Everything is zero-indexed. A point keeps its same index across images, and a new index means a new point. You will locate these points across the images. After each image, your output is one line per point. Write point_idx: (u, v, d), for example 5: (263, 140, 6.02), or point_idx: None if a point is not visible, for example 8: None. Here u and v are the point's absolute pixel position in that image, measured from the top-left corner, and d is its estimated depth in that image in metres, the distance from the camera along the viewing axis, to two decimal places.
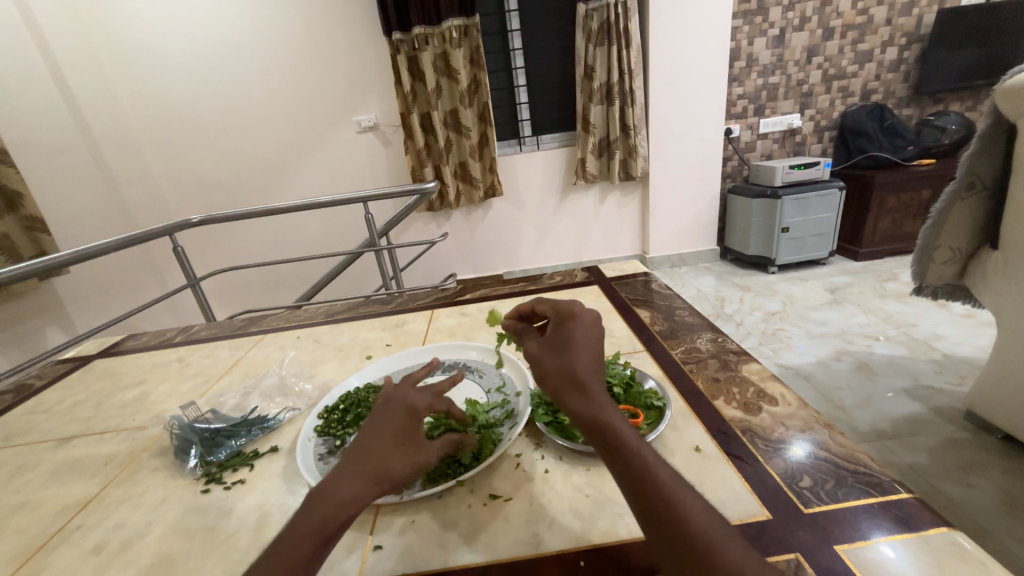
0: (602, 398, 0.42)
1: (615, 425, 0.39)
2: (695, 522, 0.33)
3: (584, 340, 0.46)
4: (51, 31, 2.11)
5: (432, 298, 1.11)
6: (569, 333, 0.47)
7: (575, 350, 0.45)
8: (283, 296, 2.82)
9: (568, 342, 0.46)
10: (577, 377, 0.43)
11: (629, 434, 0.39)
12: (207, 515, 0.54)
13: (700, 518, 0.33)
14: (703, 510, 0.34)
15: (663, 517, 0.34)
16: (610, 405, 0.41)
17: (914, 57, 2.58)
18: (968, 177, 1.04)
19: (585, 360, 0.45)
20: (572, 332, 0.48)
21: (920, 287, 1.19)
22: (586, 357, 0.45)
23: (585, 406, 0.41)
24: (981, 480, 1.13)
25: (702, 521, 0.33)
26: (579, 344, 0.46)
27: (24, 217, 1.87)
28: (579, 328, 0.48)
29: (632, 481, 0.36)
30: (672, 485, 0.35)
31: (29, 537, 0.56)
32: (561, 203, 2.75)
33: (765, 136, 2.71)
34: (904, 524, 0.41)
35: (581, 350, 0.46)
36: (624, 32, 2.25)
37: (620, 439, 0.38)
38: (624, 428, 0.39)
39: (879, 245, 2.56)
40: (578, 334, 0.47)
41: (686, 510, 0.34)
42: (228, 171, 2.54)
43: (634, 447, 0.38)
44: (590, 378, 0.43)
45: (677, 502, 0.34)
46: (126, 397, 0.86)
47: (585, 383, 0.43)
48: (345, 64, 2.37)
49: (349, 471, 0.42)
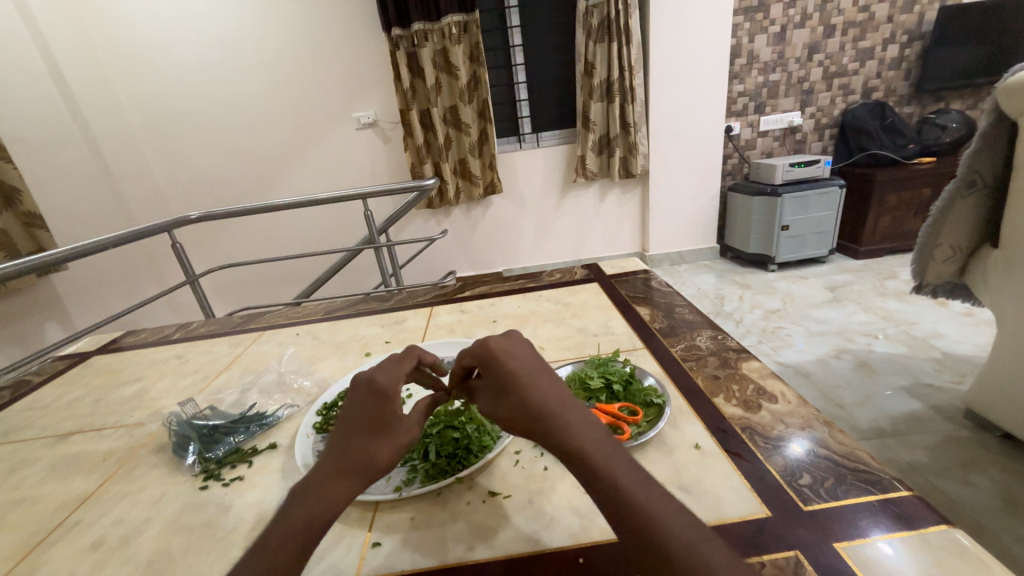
0: (566, 418, 0.42)
1: (583, 445, 0.40)
2: (671, 536, 0.34)
3: (532, 369, 0.45)
4: (48, 24, 2.10)
5: (432, 295, 1.10)
6: (513, 363, 0.46)
7: (530, 377, 0.45)
8: (283, 293, 2.82)
9: (519, 372, 0.45)
10: (539, 404, 0.43)
11: (600, 452, 0.39)
12: (206, 511, 0.54)
13: (674, 529, 0.35)
14: (676, 516, 0.36)
15: (640, 534, 0.35)
16: (577, 424, 0.41)
17: (915, 54, 2.57)
18: (969, 176, 1.04)
19: (541, 385, 0.44)
20: (521, 360, 0.46)
21: (920, 285, 1.19)
22: (542, 384, 0.44)
23: (551, 432, 0.41)
24: (980, 478, 1.13)
25: (674, 529, 0.35)
26: (529, 371, 0.45)
27: (22, 213, 1.86)
28: (524, 357, 0.46)
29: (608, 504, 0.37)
30: (644, 495, 0.37)
31: (27, 533, 0.56)
32: (561, 200, 2.74)
33: (765, 133, 2.70)
34: (904, 522, 0.41)
35: (535, 376, 0.45)
36: (624, 28, 2.24)
37: (590, 459, 0.39)
38: (593, 447, 0.40)
39: (879, 243, 2.56)
40: (523, 361, 0.46)
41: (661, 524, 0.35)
42: (226, 167, 2.54)
43: (606, 467, 0.38)
44: (550, 395, 0.44)
45: (653, 518, 0.35)
46: (125, 393, 0.86)
47: (545, 402, 0.43)
48: (344, 60, 2.36)
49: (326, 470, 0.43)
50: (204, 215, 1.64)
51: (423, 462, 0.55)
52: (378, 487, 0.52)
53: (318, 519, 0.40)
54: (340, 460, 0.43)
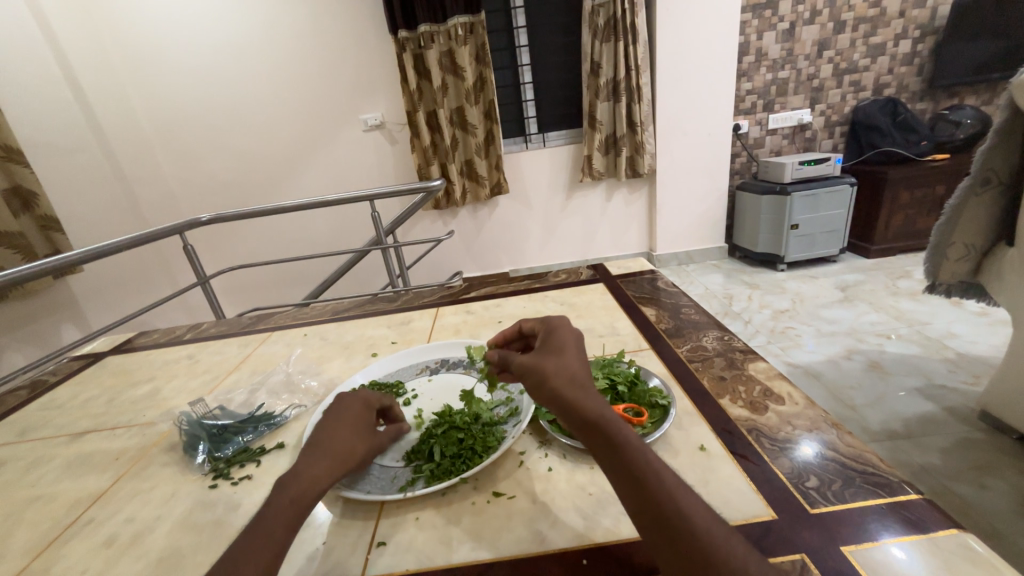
0: (597, 396, 0.43)
1: (615, 423, 0.40)
2: (697, 519, 0.34)
3: (574, 352, 0.48)
4: (62, 32, 2.15)
5: (438, 296, 1.11)
6: (562, 341, 0.49)
7: (568, 353, 0.47)
8: (292, 294, 2.85)
9: (559, 349, 0.48)
10: (576, 377, 0.44)
11: (629, 433, 0.40)
12: (215, 509, 0.55)
13: (700, 515, 0.35)
14: (704, 509, 0.36)
15: (666, 513, 0.35)
16: (608, 405, 0.42)
17: (928, 50, 2.53)
18: (984, 173, 1.02)
19: (577, 361, 0.46)
20: (561, 340, 0.50)
21: (933, 284, 1.16)
22: (579, 362, 0.47)
23: (585, 405, 0.41)
24: (996, 481, 1.11)
25: (704, 519, 0.35)
26: (570, 349, 0.48)
27: (39, 216, 1.90)
28: (567, 338, 0.50)
29: (634, 480, 0.37)
30: (676, 486, 0.37)
31: (43, 530, 0.57)
32: (567, 200, 2.74)
33: (774, 131, 2.67)
34: (913, 525, 0.40)
35: (574, 354, 0.47)
36: (630, 27, 2.24)
37: (622, 436, 0.39)
38: (624, 427, 0.40)
39: (891, 242, 2.52)
40: (567, 340, 0.49)
41: (686, 506, 0.35)
42: (236, 170, 2.57)
43: (636, 446, 0.39)
44: (586, 378, 0.45)
45: (681, 499, 0.35)
46: (137, 392, 0.88)
47: (583, 382, 0.44)
48: (352, 63, 2.38)
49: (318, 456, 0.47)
50: (215, 218, 1.66)
51: (427, 463, 0.55)
52: (382, 487, 0.53)
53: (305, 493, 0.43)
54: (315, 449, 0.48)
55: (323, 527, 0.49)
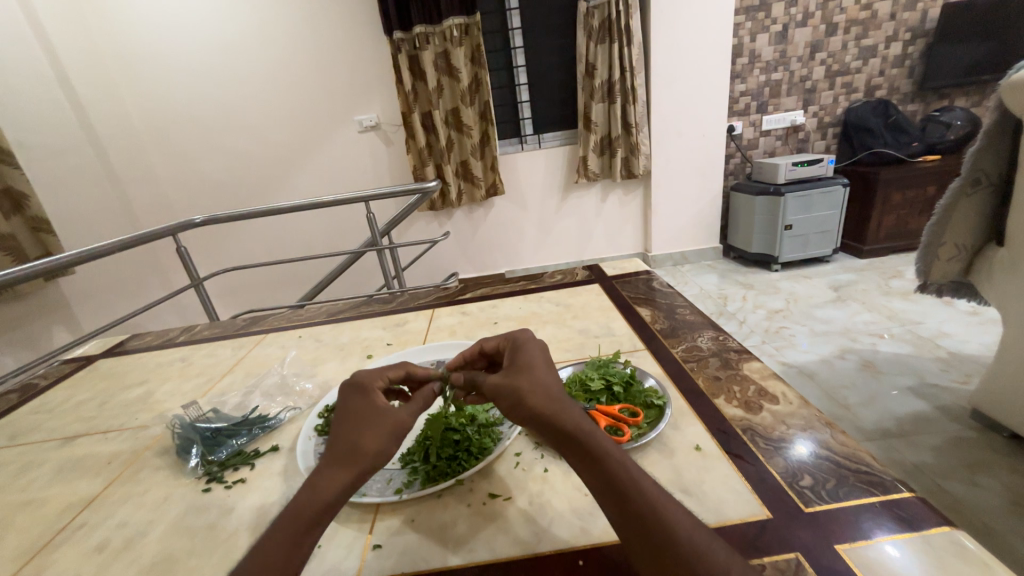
0: (572, 407, 0.43)
1: (591, 433, 0.41)
2: (674, 522, 0.35)
3: (545, 366, 0.48)
4: (54, 32, 2.13)
5: (434, 297, 1.11)
6: (527, 359, 0.49)
7: (538, 369, 0.47)
8: (286, 296, 2.84)
9: (529, 365, 0.48)
10: (550, 393, 0.44)
11: (605, 441, 0.41)
12: (209, 513, 0.54)
13: (677, 518, 0.36)
14: (685, 515, 0.36)
15: (645, 518, 0.35)
16: (584, 416, 0.43)
17: (918, 52, 2.56)
18: (974, 174, 1.03)
19: (547, 374, 0.47)
20: (528, 356, 0.49)
21: (924, 284, 1.18)
22: (551, 376, 0.47)
23: (562, 418, 0.42)
24: (987, 479, 1.13)
25: (686, 526, 0.35)
26: (539, 365, 0.48)
27: (30, 218, 1.88)
28: (533, 353, 0.50)
29: (613, 487, 0.37)
30: (656, 493, 0.37)
31: (33, 535, 0.56)
32: (563, 201, 2.74)
33: (768, 133, 2.69)
34: (906, 524, 0.40)
35: (542, 368, 0.47)
36: (625, 29, 2.25)
37: (598, 445, 0.40)
38: (601, 436, 0.41)
39: (883, 242, 2.55)
40: (534, 356, 0.49)
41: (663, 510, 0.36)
42: (230, 171, 2.55)
43: (613, 454, 0.39)
44: (559, 393, 0.45)
45: (662, 506, 0.36)
46: (130, 396, 0.87)
47: (557, 397, 0.44)
48: (347, 64, 2.38)
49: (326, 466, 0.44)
50: (209, 219, 1.65)
51: (423, 465, 0.55)
52: (378, 489, 0.52)
53: (313, 511, 0.41)
54: (332, 453, 0.44)
55: None
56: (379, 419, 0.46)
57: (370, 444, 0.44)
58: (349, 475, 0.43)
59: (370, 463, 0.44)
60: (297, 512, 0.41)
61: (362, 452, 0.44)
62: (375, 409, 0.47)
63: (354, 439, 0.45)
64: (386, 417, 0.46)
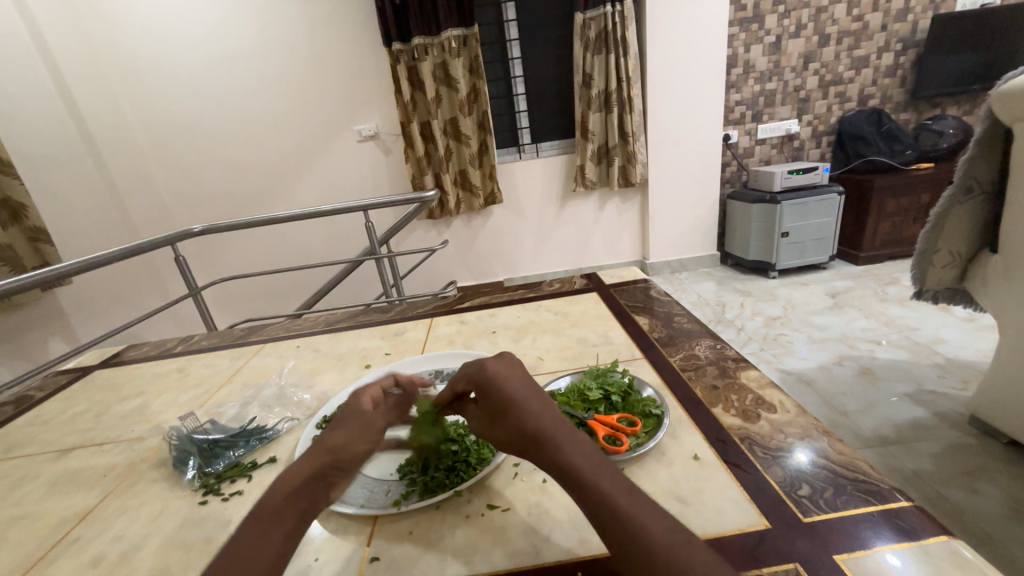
0: (557, 435, 0.42)
1: (575, 464, 0.40)
2: (660, 550, 0.34)
3: (525, 394, 0.45)
4: (56, 45, 2.15)
5: (432, 306, 1.11)
6: (507, 393, 0.45)
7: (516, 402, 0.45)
8: (284, 305, 2.83)
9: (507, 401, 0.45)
10: (533, 426, 0.43)
11: (590, 469, 0.40)
12: (205, 526, 0.54)
13: (666, 548, 0.34)
14: (664, 533, 0.35)
15: (632, 553, 0.34)
16: (574, 441, 0.42)
17: (910, 62, 2.59)
18: (966, 181, 1.04)
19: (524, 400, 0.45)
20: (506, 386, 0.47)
21: (920, 290, 1.18)
22: (534, 404, 0.45)
23: (545, 454, 0.42)
24: (987, 486, 1.12)
25: (664, 544, 0.34)
26: (520, 395, 0.45)
27: (28, 228, 1.88)
28: (509, 382, 0.46)
29: (601, 520, 0.37)
30: (632, 515, 0.36)
31: (28, 549, 0.56)
32: (561, 210, 2.76)
33: (763, 141, 2.72)
34: (905, 533, 0.40)
35: (524, 394, 0.46)
36: (621, 40, 2.27)
37: (580, 477, 0.39)
38: (586, 467, 0.40)
39: (879, 248, 2.56)
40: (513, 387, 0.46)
41: (650, 539, 0.35)
42: (230, 181, 2.56)
43: (594, 483, 0.38)
44: (542, 427, 0.43)
45: (634, 529, 0.35)
46: (127, 407, 0.87)
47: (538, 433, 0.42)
48: (345, 75, 2.40)
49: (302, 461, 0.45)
50: (208, 228, 1.64)
51: (421, 476, 0.55)
52: (377, 501, 0.52)
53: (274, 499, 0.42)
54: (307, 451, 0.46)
55: (316, 543, 0.49)
56: (353, 417, 0.48)
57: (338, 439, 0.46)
58: (315, 466, 0.44)
59: (333, 456, 0.45)
60: (265, 504, 0.42)
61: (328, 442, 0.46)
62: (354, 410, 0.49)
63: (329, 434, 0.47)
64: (358, 417, 0.48)
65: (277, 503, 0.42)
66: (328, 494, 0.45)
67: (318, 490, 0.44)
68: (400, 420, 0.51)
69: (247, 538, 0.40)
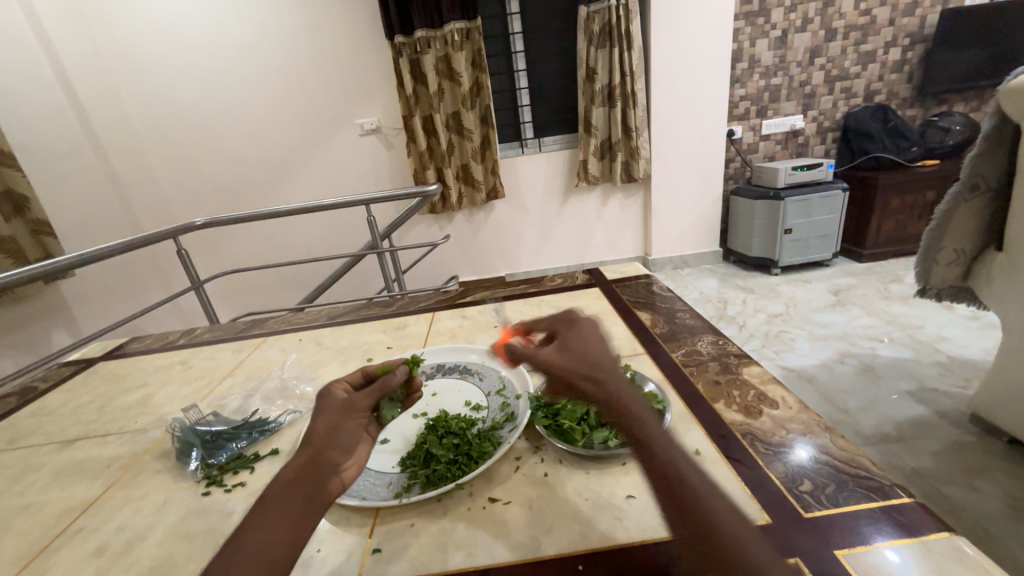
0: (626, 388, 0.43)
1: (641, 419, 0.40)
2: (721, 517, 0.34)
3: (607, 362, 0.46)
4: (57, 37, 2.14)
5: (434, 300, 1.11)
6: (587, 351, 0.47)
7: (587, 351, 0.46)
8: (287, 298, 2.84)
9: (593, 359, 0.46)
10: (602, 373, 0.44)
11: (659, 430, 0.40)
12: (208, 516, 0.55)
13: (730, 518, 0.34)
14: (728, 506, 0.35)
15: (695, 517, 0.34)
16: (638, 398, 0.42)
17: (917, 57, 2.57)
18: (972, 179, 1.03)
19: (595, 350, 0.47)
20: (580, 337, 0.49)
21: (924, 288, 1.18)
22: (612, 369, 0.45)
23: (614, 403, 0.42)
24: (987, 484, 1.12)
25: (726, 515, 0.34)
26: (593, 352, 0.47)
27: (30, 221, 1.89)
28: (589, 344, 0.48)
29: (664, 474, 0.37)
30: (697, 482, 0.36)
31: (33, 538, 0.56)
32: (563, 205, 2.75)
33: (767, 137, 2.70)
34: (905, 529, 0.40)
35: (597, 345, 0.48)
36: (625, 33, 2.25)
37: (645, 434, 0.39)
38: (657, 430, 0.40)
39: (883, 246, 2.55)
40: (589, 343, 0.48)
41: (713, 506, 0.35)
42: (231, 175, 2.56)
43: (662, 443, 0.39)
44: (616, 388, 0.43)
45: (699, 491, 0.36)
46: (130, 398, 0.87)
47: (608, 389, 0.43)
48: (347, 67, 2.39)
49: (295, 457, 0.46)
50: (210, 221, 1.63)
51: (423, 469, 0.55)
52: (378, 493, 0.52)
53: (276, 493, 0.43)
54: (301, 447, 0.46)
55: (317, 535, 0.49)
56: (332, 406, 0.49)
57: (326, 427, 0.47)
58: (310, 456, 0.45)
59: (329, 441, 0.46)
60: (267, 498, 0.42)
61: (317, 432, 0.47)
62: (330, 401, 0.50)
63: (313, 428, 0.47)
64: (338, 403, 0.49)
65: (278, 497, 0.42)
66: (338, 478, 0.45)
67: (320, 475, 0.44)
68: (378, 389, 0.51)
69: (256, 534, 0.40)
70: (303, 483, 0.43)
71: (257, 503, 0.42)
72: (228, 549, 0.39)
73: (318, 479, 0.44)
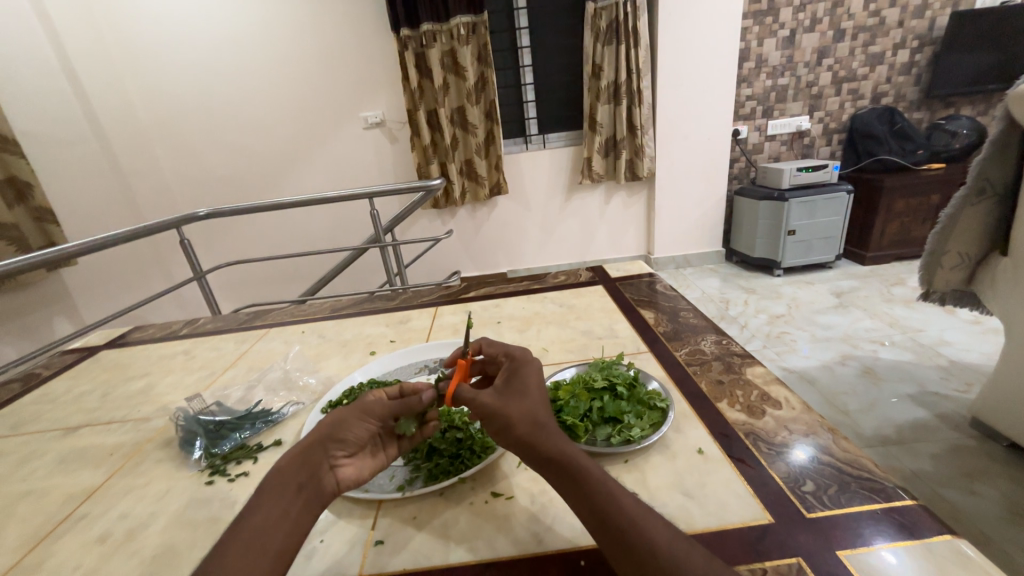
0: (560, 434, 0.44)
1: (577, 460, 0.42)
2: (660, 546, 0.36)
3: (541, 397, 0.48)
4: (63, 27, 2.14)
5: (437, 295, 1.11)
6: (522, 380, 0.49)
7: (528, 388, 0.48)
8: (288, 290, 2.84)
9: (523, 389, 0.48)
10: (538, 414, 0.45)
11: (594, 469, 0.41)
12: (211, 506, 0.55)
13: (669, 542, 0.36)
14: (667, 530, 0.37)
15: (632, 553, 0.36)
16: (570, 441, 0.44)
17: (926, 59, 2.55)
18: (979, 182, 1.03)
19: (536, 393, 0.48)
20: (523, 378, 0.50)
21: (927, 292, 1.18)
22: (542, 405, 0.47)
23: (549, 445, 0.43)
24: (986, 488, 1.13)
25: (667, 541, 0.36)
26: (531, 388, 0.48)
27: (33, 208, 1.90)
28: (528, 376, 0.50)
29: (601, 515, 0.38)
30: (638, 513, 0.38)
31: (36, 524, 0.56)
32: (567, 202, 2.75)
33: (773, 137, 2.69)
34: (908, 531, 0.41)
35: (536, 394, 0.48)
36: (632, 31, 2.25)
37: (584, 473, 0.41)
38: (593, 468, 0.41)
39: (886, 249, 2.55)
40: (528, 380, 0.50)
41: (654, 538, 0.36)
42: (234, 166, 2.56)
43: (599, 477, 0.40)
44: (552, 424, 0.45)
45: (640, 521, 0.37)
46: (133, 387, 0.87)
47: (544, 422, 0.45)
48: (352, 59, 2.38)
49: (302, 446, 0.46)
50: (213, 212, 1.62)
51: (426, 462, 0.55)
52: (381, 486, 0.53)
53: (275, 479, 0.44)
54: (312, 437, 0.46)
55: (320, 525, 0.49)
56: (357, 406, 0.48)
57: (340, 427, 0.46)
58: (312, 448, 0.45)
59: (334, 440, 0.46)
60: (268, 484, 0.44)
61: (331, 428, 0.46)
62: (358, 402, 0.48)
63: (331, 421, 0.47)
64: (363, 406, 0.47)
65: (276, 483, 0.44)
66: (333, 475, 0.46)
67: (316, 471, 0.45)
68: (401, 406, 0.49)
69: (253, 516, 0.41)
70: (300, 473, 0.44)
71: (258, 486, 0.44)
72: (230, 531, 0.41)
73: (314, 472, 0.45)
